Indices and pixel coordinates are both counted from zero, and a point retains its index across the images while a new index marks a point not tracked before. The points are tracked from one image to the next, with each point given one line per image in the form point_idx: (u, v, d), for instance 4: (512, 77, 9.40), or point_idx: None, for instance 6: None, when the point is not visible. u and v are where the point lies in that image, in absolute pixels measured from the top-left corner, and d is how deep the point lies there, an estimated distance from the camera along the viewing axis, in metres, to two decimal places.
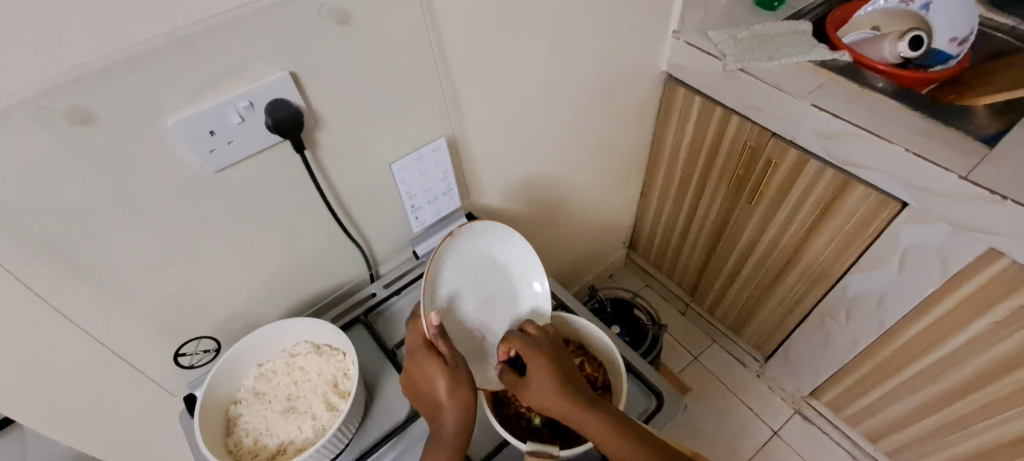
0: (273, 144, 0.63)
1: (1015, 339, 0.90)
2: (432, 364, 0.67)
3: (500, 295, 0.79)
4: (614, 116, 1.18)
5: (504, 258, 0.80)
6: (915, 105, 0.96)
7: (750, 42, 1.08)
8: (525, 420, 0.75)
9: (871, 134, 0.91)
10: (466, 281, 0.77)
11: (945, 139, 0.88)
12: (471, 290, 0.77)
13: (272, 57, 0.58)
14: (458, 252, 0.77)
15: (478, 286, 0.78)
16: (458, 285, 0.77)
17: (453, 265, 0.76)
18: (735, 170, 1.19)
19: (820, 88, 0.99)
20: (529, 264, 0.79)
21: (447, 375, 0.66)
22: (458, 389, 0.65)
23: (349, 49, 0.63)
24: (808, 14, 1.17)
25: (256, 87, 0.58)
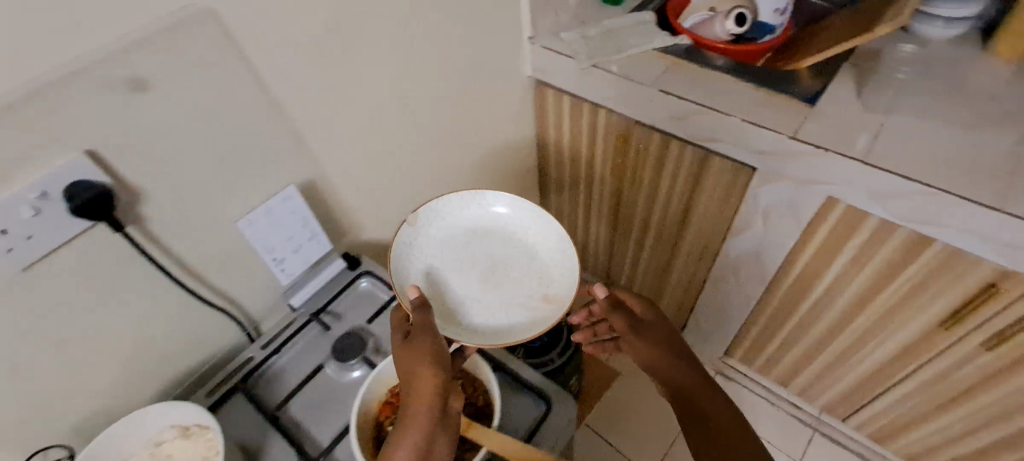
0: (85, 228, 0.59)
1: (866, 272, 0.99)
2: (415, 348, 0.70)
3: (500, 259, 0.88)
4: (488, 127, 1.20)
5: (493, 222, 0.89)
6: (749, 77, 1.03)
7: (599, 38, 1.13)
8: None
9: (712, 110, 0.98)
10: (457, 253, 0.88)
11: (774, 105, 0.96)
12: (471, 260, 0.87)
13: (59, 138, 0.54)
14: (442, 232, 0.88)
15: (474, 255, 0.88)
16: (453, 260, 0.87)
17: (433, 246, 0.87)
18: (613, 160, 1.25)
19: (665, 74, 1.05)
20: (513, 219, 0.89)
21: (428, 358, 0.70)
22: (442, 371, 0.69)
23: (154, 115, 0.60)
24: (650, 4, 1.24)
25: (43, 174, 0.54)
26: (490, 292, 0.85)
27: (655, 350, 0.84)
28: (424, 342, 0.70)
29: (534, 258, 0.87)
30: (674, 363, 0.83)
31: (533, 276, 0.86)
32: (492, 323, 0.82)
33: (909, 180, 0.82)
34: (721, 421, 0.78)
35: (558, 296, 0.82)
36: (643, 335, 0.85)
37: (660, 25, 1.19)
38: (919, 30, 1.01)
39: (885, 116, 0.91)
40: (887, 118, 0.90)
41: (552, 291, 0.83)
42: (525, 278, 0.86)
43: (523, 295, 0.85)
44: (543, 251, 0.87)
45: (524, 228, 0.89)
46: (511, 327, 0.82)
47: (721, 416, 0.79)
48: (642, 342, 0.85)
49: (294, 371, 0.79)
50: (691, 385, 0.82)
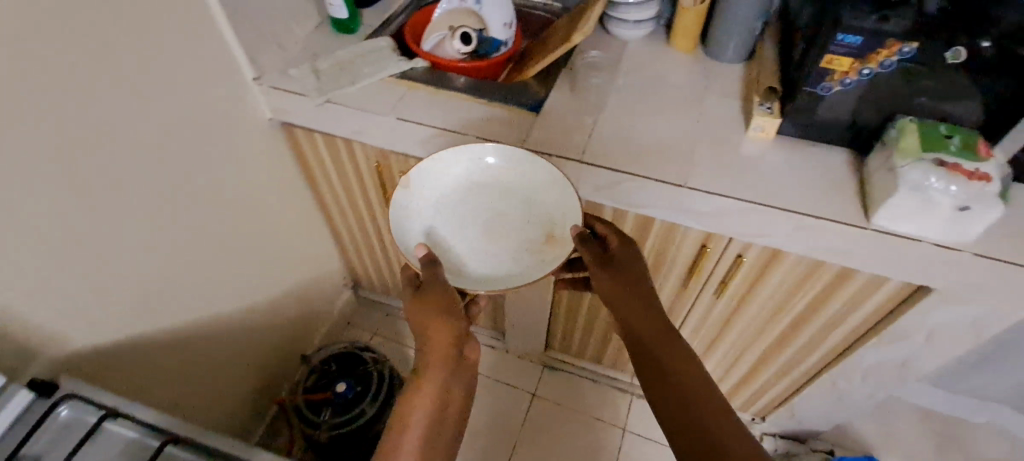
0: None
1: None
2: (425, 309, 0.77)
3: (505, 206, 0.89)
4: (230, 181, 1.08)
5: (493, 169, 0.89)
6: (483, 92, 1.06)
7: (331, 71, 1.07)
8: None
9: (447, 131, 0.98)
10: (483, 199, 0.89)
11: (503, 118, 1.00)
12: (500, 203, 0.89)
13: None
14: (446, 185, 0.89)
15: (489, 200, 0.89)
16: (493, 201, 0.89)
17: (433, 204, 0.88)
18: (384, 191, 1.21)
19: (401, 100, 1.04)
20: (512, 165, 0.88)
21: (443, 321, 0.77)
22: (445, 332, 0.77)
23: None
24: (387, 29, 1.22)
25: None
26: (511, 235, 0.88)
27: (624, 290, 0.82)
28: (434, 303, 0.77)
29: (532, 199, 0.88)
30: (639, 301, 0.82)
31: (546, 210, 0.86)
32: (489, 274, 0.85)
33: (616, 171, 0.91)
34: (673, 360, 0.80)
35: (560, 231, 0.84)
36: (610, 272, 0.82)
37: (399, 49, 1.18)
38: (618, 31, 1.14)
39: (595, 115, 1.00)
40: (597, 117, 0.99)
41: (552, 227, 0.85)
42: (528, 218, 0.88)
43: (525, 236, 0.87)
44: (533, 192, 0.87)
45: (524, 170, 0.88)
46: (504, 277, 0.84)
47: (672, 355, 0.80)
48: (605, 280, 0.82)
49: None
50: (651, 325, 0.81)
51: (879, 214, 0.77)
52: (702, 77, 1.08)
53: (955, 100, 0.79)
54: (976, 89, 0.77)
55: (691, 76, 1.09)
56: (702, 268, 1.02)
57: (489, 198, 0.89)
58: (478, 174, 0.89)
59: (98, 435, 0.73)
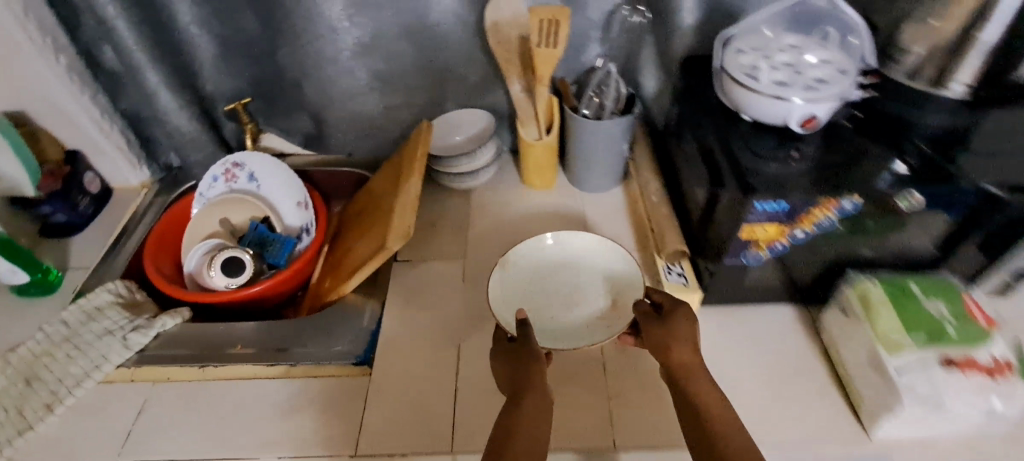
0: None
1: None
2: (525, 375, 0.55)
3: (585, 283, 0.68)
4: None
5: (573, 250, 0.70)
6: (281, 344, 0.69)
7: (10, 395, 0.64)
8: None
9: (229, 454, 0.60)
10: (563, 273, 0.69)
11: (318, 395, 0.64)
12: (582, 279, 0.68)
13: None
14: (514, 270, 0.68)
15: (558, 273, 0.69)
16: (570, 277, 0.69)
17: (516, 270, 0.68)
18: None
19: (141, 415, 0.63)
20: (590, 244, 0.69)
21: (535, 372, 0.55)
22: (531, 414, 0.51)
23: None
24: (117, 263, 0.80)
25: None
26: (588, 310, 0.66)
27: (668, 338, 0.55)
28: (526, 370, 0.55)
29: (602, 277, 0.68)
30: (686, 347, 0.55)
31: (612, 288, 0.67)
32: (562, 340, 0.64)
33: None
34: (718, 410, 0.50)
35: (628, 298, 0.65)
36: (661, 322, 0.56)
37: (139, 293, 0.77)
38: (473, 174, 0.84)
39: (457, 341, 0.68)
40: (459, 343, 0.68)
41: (617, 295, 0.66)
42: (596, 295, 0.67)
43: (593, 313, 0.66)
44: (603, 268, 0.68)
45: (599, 248, 0.68)
46: (577, 340, 0.63)
47: (720, 409, 0.50)
48: (654, 336, 0.56)
49: None
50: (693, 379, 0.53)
51: (881, 428, 0.54)
52: (578, 220, 0.81)
53: (895, 230, 0.58)
54: (928, 215, 0.55)
55: (564, 223, 0.81)
56: None
57: (570, 273, 0.69)
58: (557, 254, 0.70)
59: None
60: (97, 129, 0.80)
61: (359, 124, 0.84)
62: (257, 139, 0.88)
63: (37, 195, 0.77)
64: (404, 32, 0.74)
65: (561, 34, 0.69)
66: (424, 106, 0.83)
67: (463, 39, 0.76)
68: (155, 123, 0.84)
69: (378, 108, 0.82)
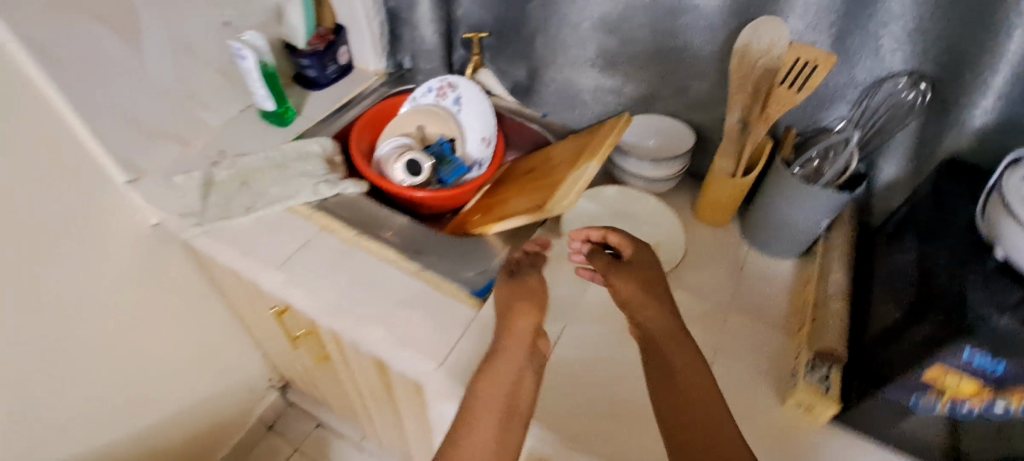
0: None
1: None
2: (511, 311, 0.64)
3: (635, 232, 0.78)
4: (80, 309, 0.82)
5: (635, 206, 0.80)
6: (421, 248, 0.77)
7: (228, 187, 0.81)
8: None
9: (346, 312, 0.70)
10: (621, 220, 0.80)
11: (429, 302, 0.71)
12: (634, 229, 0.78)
13: None
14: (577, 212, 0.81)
15: (617, 221, 0.80)
16: (624, 225, 0.79)
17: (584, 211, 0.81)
18: (290, 332, 0.92)
19: (300, 250, 0.75)
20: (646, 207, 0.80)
21: (533, 309, 0.64)
22: (520, 332, 0.62)
23: None
24: (332, 125, 0.95)
25: None
26: None
27: (642, 297, 0.63)
28: (524, 300, 0.65)
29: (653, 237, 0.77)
30: (654, 311, 0.62)
31: (653, 236, 0.77)
32: None
33: (566, 441, 0.60)
34: (695, 380, 0.55)
35: (668, 247, 0.75)
36: (628, 266, 0.65)
37: (341, 157, 0.91)
38: (652, 181, 0.81)
39: (563, 321, 0.70)
40: (565, 324, 0.70)
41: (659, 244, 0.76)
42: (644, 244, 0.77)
43: None
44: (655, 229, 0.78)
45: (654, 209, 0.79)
46: None
47: (697, 379, 0.55)
48: (623, 282, 0.64)
49: None
50: (661, 342, 0.59)
51: None
52: (730, 271, 0.76)
53: None
54: None
55: (718, 267, 0.77)
56: None
57: (631, 222, 0.79)
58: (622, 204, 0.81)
59: None
60: (367, 14, 0.94)
61: (567, 92, 0.87)
62: (477, 71, 0.96)
63: (305, 48, 0.95)
64: (649, 23, 0.74)
65: (816, 81, 0.63)
66: (633, 99, 0.83)
67: (703, 50, 0.74)
68: (407, 25, 0.96)
69: (591, 84, 0.84)
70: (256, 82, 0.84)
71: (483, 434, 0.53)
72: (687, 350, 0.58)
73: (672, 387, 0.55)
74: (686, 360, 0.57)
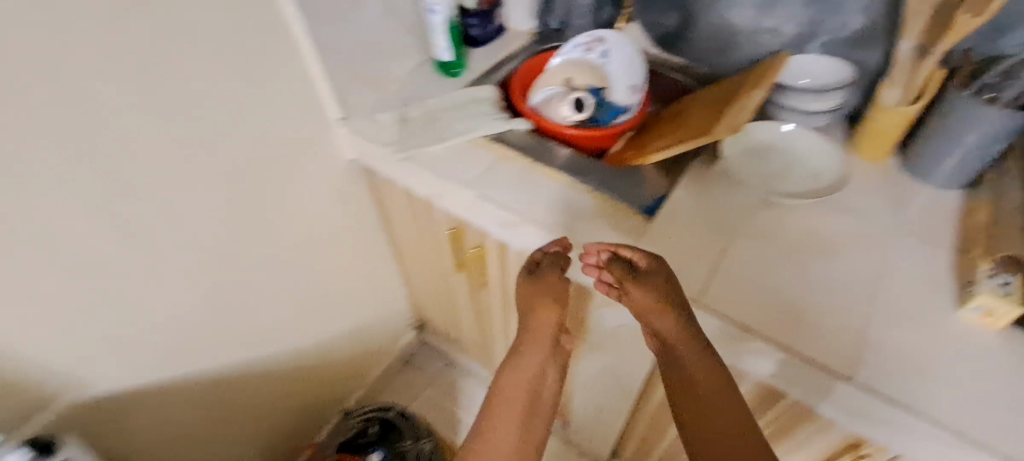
0: None
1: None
2: (533, 307, 0.74)
3: (792, 163, 0.83)
4: (299, 224, 1.00)
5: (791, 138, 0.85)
6: (590, 173, 0.87)
7: (421, 123, 0.95)
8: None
9: (532, 222, 0.81)
10: (777, 152, 0.84)
11: (604, 215, 0.81)
12: (792, 160, 0.83)
13: None
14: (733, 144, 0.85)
15: (774, 153, 0.84)
16: (781, 157, 0.84)
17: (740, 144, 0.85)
18: (459, 256, 1.06)
19: (486, 173, 0.87)
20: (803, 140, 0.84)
21: (549, 298, 0.73)
22: (540, 325, 0.73)
23: None
24: (495, 75, 1.07)
25: None
26: (793, 182, 0.81)
27: (652, 309, 0.65)
28: (542, 296, 0.73)
29: (811, 168, 0.82)
30: (675, 329, 0.65)
31: (811, 167, 0.83)
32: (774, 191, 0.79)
33: (744, 331, 0.68)
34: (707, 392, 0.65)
35: (828, 174, 0.81)
36: (641, 281, 0.66)
37: (504, 103, 1.02)
38: (808, 115, 0.85)
39: (732, 234, 0.76)
40: (735, 237, 0.76)
41: (818, 174, 0.82)
42: (802, 173, 0.82)
43: (798, 184, 0.81)
44: (812, 161, 0.83)
45: (810, 143, 0.84)
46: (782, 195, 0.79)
47: (705, 374, 0.65)
48: (638, 296, 0.66)
49: None
50: (679, 354, 0.65)
51: None
52: (891, 197, 0.79)
53: None
54: None
55: (877, 193, 0.80)
56: None
57: (788, 154, 0.84)
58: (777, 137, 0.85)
59: None
60: None
61: (721, 35, 0.93)
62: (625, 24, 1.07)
63: (473, 8, 1.07)
64: None
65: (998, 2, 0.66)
66: (791, 38, 0.88)
67: None
68: None
69: (747, 26, 0.90)
70: (441, 34, 0.98)
71: (510, 430, 0.70)
72: (704, 355, 0.65)
73: (686, 381, 0.66)
74: (704, 375, 0.65)
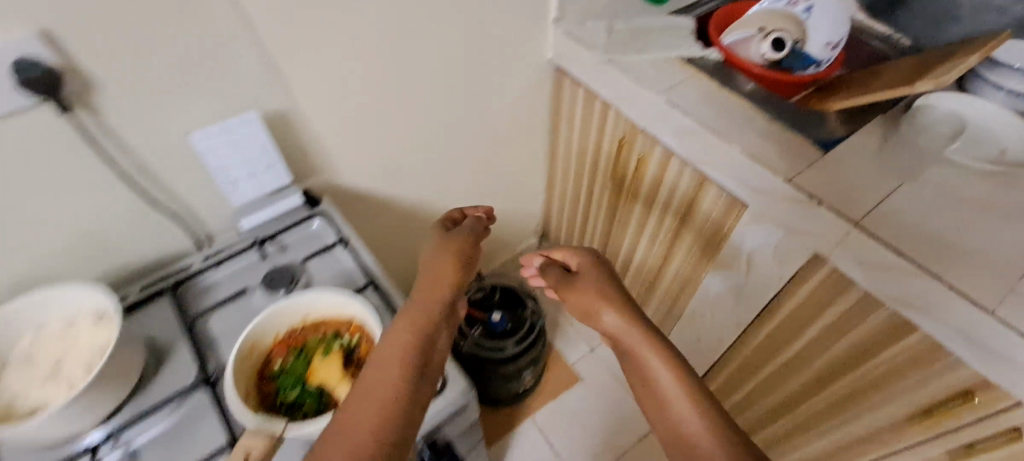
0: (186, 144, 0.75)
1: (820, 322, 0.91)
2: (438, 254, 0.75)
3: (984, 135, 0.87)
4: (495, 102, 1.16)
5: (991, 113, 0.88)
6: (772, 107, 0.95)
7: (624, 35, 1.07)
8: (280, 400, 0.63)
9: (714, 132, 0.90)
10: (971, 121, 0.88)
11: (780, 138, 0.89)
12: (983, 132, 0.87)
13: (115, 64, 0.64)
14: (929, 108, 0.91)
15: (968, 122, 0.88)
16: (973, 126, 0.88)
17: (937, 107, 0.91)
18: (616, 163, 1.18)
19: (677, 86, 0.98)
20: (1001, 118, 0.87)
21: (451, 254, 0.74)
22: (440, 271, 0.72)
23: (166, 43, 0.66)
24: (695, 12, 1.16)
25: (130, 114, 0.68)
26: (979, 149, 0.85)
27: (587, 298, 0.76)
28: (450, 250, 0.75)
29: (1001, 145, 0.85)
30: (616, 309, 0.73)
31: (1000, 145, 0.85)
32: (954, 153, 0.85)
33: (901, 255, 0.74)
34: (660, 369, 0.65)
35: (1018, 153, 0.83)
36: (575, 281, 0.79)
37: (698, 36, 1.11)
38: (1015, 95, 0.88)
39: (899, 179, 0.82)
40: (903, 182, 0.82)
41: (1006, 151, 0.84)
42: (991, 147, 0.85)
43: (984, 155, 0.84)
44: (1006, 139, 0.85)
45: (1009, 121, 0.86)
46: (960, 156, 0.84)
47: (661, 372, 0.65)
48: (577, 291, 0.77)
49: (229, 288, 0.81)
50: (623, 330, 0.71)
51: None
52: None
53: None
54: None
55: None
56: (956, 411, 0.81)
57: (981, 126, 0.87)
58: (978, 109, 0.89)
59: (328, 254, 0.84)
60: None
61: None
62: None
63: None
64: None
65: None
66: None
67: None
68: None
69: None
70: None
71: (396, 359, 0.60)
72: (649, 343, 0.68)
73: (648, 382, 0.66)
74: (653, 356, 0.67)
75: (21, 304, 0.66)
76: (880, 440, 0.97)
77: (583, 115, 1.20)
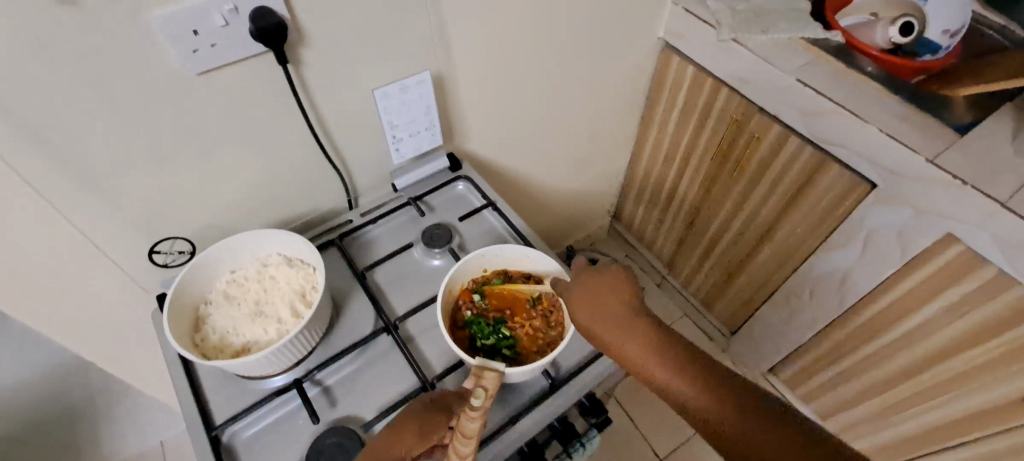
0: (361, 104, 0.77)
1: (940, 301, 0.95)
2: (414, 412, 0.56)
3: None
4: (606, 79, 1.18)
5: None
6: (898, 91, 0.97)
7: (746, 14, 1.08)
8: (479, 343, 0.67)
9: (849, 113, 0.92)
10: None
11: (916, 117, 0.90)
12: None
13: (322, 20, 0.66)
14: None
15: None
16: None
17: None
18: (720, 143, 1.21)
19: (805, 67, 0.99)
20: None
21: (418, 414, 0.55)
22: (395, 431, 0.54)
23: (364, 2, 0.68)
24: None
25: (323, 71, 0.70)
26: None
27: (583, 320, 0.60)
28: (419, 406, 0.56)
29: None
30: (639, 338, 0.56)
31: None
32: None
33: None
34: (713, 411, 0.50)
35: None
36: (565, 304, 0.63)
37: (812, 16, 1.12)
38: None
39: None
40: None
41: None
42: None
43: None
44: None
45: None
46: None
47: (686, 398, 0.51)
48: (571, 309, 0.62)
49: (388, 243, 0.84)
50: (649, 364, 0.54)
51: None
52: None
53: None
54: None
55: None
56: None
57: None
58: None
59: (478, 215, 0.87)
60: None
61: None
62: None
63: None
64: None
65: None
66: None
67: None
68: None
69: None
70: None
71: None
72: (666, 367, 0.53)
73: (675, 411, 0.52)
74: (675, 380, 0.52)
75: (221, 248, 0.70)
76: (984, 420, 1.01)
77: (690, 95, 1.21)
